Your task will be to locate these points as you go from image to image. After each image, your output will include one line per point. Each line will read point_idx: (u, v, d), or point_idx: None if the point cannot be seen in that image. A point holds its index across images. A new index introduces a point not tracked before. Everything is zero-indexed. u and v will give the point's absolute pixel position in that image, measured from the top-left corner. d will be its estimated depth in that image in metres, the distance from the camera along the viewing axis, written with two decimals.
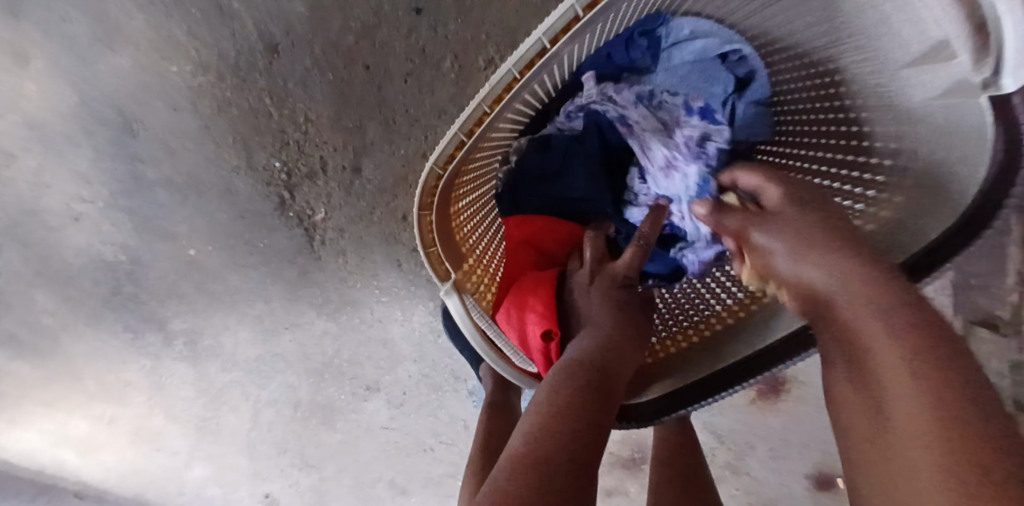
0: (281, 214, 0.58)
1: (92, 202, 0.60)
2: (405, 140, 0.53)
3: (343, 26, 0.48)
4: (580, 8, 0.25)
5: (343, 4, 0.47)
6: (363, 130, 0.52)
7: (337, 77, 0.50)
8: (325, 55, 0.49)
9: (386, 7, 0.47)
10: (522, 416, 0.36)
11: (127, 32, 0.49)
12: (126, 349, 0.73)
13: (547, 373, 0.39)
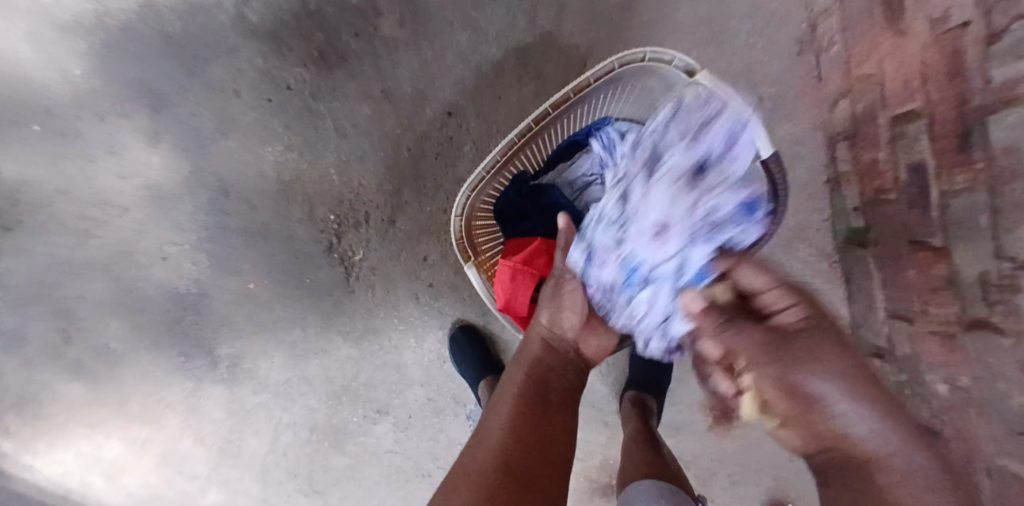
0: (327, 254, 0.77)
1: (180, 244, 0.80)
2: (431, 200, 0.74)
3: (393, 122, 0.72)
4: (587, 84, 0.57)
5: (395, 108, 0.71)
6: (400, 193, 0.74)
7: (386, 155, 0.73)
8: (380, 140, 0.72)
9: (425, 113, 0.72)
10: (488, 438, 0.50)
11: (241, 125, 0.73)
12: (174, 373, 0.88)
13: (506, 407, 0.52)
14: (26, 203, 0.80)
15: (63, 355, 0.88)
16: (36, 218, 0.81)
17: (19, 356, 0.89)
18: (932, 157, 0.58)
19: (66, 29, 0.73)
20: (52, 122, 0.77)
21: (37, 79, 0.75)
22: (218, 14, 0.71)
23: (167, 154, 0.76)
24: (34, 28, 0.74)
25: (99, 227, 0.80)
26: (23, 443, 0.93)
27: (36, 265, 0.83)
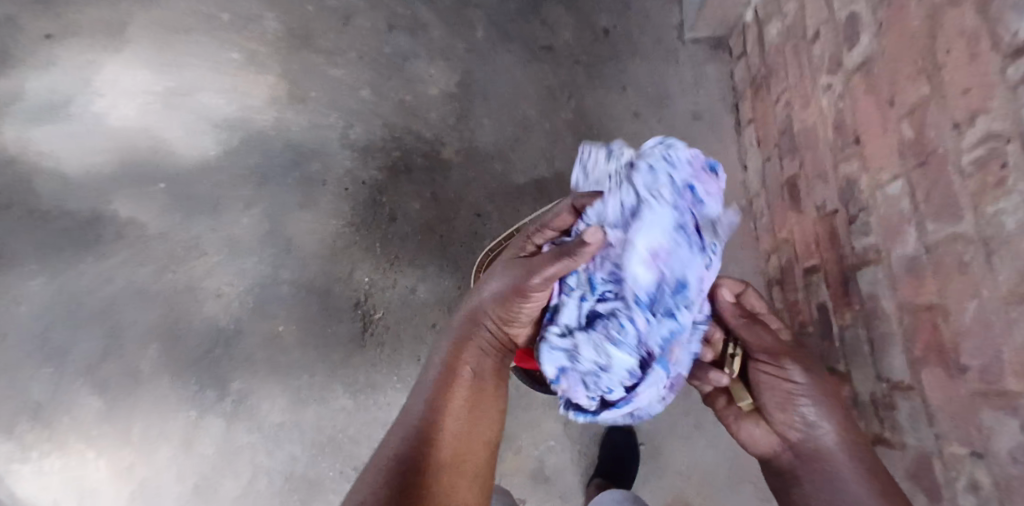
0: (353, 309, 0.96)
1: (238, 286, 0.98)
2: (450, 278, 0.96)
3: (434, 217, 0.97)
4: None
5: (439, 208, 0.97)
6: (426, 269, 0.96)
7: (423, 239, 0.96)
8: (421, 228, 0.97)
9: (461, 214, 0.97)
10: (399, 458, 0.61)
11: (321, 207, 0.98)
12: (183, 402, 0.98)
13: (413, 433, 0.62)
14: (127, 242, 0.98)
15: (93, 371, 0.99)
16: (129, 253, 0.98)
17: (56, 365, 0.99)
18: (830, 298, 0.85)
19: (217, 126, 1.00)
20: (178, 185, 0.99)
21: (182, 156, 0.99)
22: (329, 133, 0.99)
23: (255, 218, 0.98)
24: (192, 119, 1.00)
25: (176, 265, 0.98)
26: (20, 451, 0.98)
27: (110, 290, 0.98)
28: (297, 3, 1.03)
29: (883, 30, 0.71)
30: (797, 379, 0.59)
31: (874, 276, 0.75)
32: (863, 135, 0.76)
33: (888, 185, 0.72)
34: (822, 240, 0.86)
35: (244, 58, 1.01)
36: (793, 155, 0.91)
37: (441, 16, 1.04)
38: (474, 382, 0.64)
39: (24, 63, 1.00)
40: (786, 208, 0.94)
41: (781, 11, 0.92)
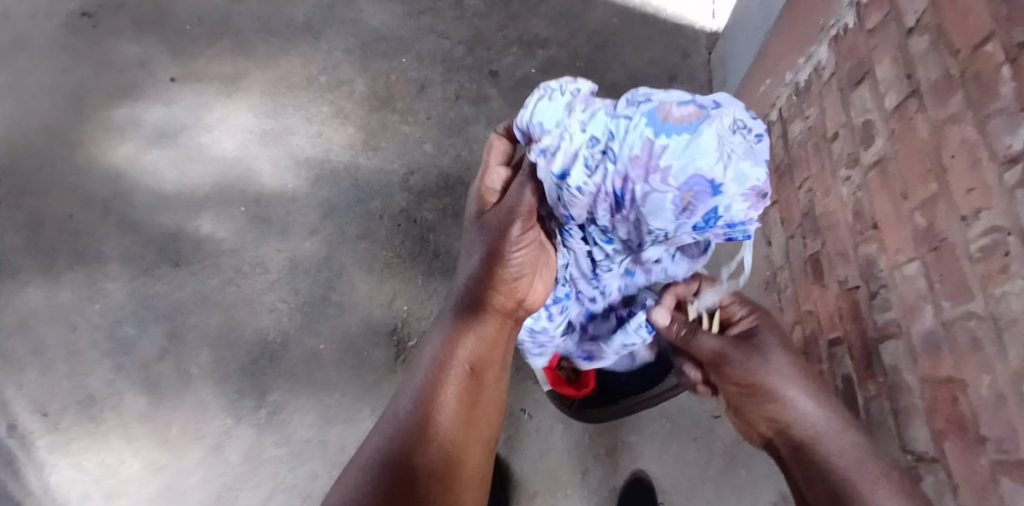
0: (390, 334, 1.06)
1: (291, 302, 1.09)
2: None
3: None
4: None
5: None
6: None
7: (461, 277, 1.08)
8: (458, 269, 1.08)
9: None
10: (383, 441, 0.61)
11: (377, 238, 1.11)
12: (222, 408, 1.05)
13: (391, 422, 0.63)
14: (205, 253, 1.11)
15: (148, 370, 1.07)
16: (204, 265, 1.11)
17: (115, 361, 1.07)
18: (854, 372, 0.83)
19: (300, 164, 1.16)
20: (257, 210, 1.13)
21: (265, 185, 1.15)
22: (392, 176, 1.15)
23: (319, 243, 1.11)
24: (281, 158, 1.17)
25: (241, 278, 1.10)
26: (63, 440, 1.03)
27: (179, 297, 1.09)
28: (382, 72, 1.22)
29: (896, 136, 0.75)
30: (757, 367, 0.66)
31: (896, 350, 0.74)
32: (880, 223, 0.77)
33: (903, 267, 0.73)
34: (844, 314, 0.85)
35: (331, 112, 1.19)
36: (815, 236, 0.93)
37: (504, 93, 1.21)
38: (462, 385, 0.66)
39: (152, 101, 1.20)
40: (809, 283, 0.94)
41: (803, 113, 0.98)
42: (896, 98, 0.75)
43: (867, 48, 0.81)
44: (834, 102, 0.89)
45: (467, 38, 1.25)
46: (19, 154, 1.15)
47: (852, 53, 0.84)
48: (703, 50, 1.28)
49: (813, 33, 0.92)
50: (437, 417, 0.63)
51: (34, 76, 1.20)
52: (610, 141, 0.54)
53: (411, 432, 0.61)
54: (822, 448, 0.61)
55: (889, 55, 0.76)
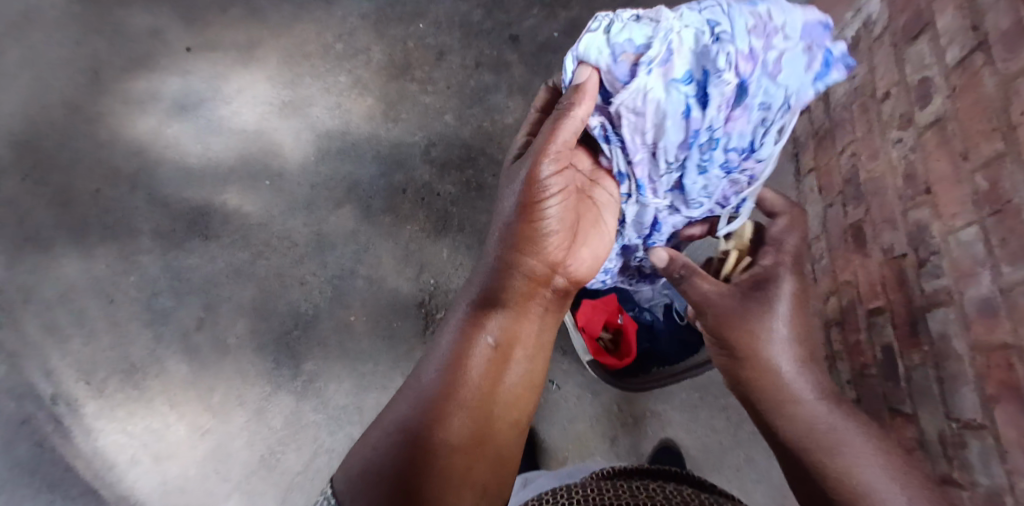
0: (418, 307, 1.10)
1: (321, 275, 1.11)
2: None
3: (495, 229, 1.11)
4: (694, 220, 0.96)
5: None
6: None
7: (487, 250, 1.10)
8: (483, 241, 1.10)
9: None
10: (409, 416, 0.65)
11: (400, 211, 1.13)
12: (260, 376, 1.09)
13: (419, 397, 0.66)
14: (233, 227, 1.13)
15: (188, 340, 1.11)
16: (234, 238, 1.13)
17: (155, 331, 1.11)
18: (897, 341, 0.89)
19: (321, 136, 1.16)
20: (282, 184, 1.14)
21: (288, 158, 1.15)
22: (413, 147, 1.15)
23: (343, 217, 1.13)
24: (302, 130, 1.17)
25: (271, 252, 1.12)
26: (110, 407, 1.09)
27: (212, 270, 1.12)
28: (399, 39, 1.20)
29: (957, 94, 0.79)
30: (760, 331, 0.72)
31: (945, 318, 0.80)
32: (935, 187, 0.82)
33: (960, 231, 0.78)
34: (888, 283, 0.90)
35: (349, 82, 1.18)
36: (859, 203, 0.98)
37: (524, 58, 1.19)
38: (483, 376, 0.68)
39: (169, 72, 1.19)
40: (849, 251, 1.00)
41: (850, 72, 1.03)
42: (958, 52, 0.80)
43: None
44: (886, 58, 0.94)
45: (486, 0, 1.21)
46: (40, 131, 1.16)
47: (910, 4, 0.90)
48: None
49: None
50: (451, 408, 0.65)
51: (47, 49, 1.18)
52: (718, 28, 0.59)
53: (422, 424, 0.63)
54: (804, 408, 0.71)
55: (953, 5, 0.81)
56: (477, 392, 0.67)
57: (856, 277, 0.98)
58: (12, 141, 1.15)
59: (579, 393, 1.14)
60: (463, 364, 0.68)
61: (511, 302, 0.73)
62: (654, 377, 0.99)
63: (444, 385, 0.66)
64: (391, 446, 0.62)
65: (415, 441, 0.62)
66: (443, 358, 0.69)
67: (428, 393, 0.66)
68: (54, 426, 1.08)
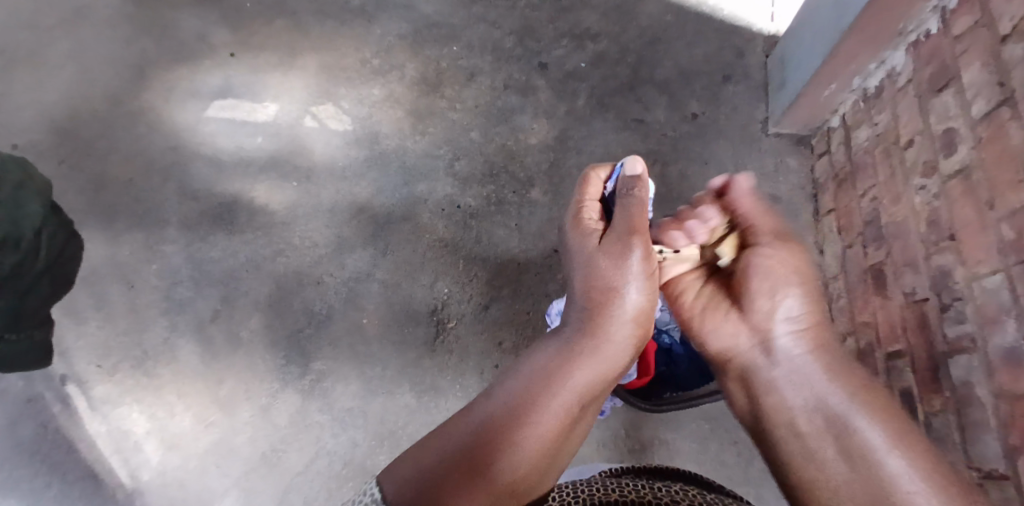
0: (431, 315, 1.12)
1: (338, 277, 1.14)
2: (524, 299, 1.12)
3: (516, 244, 1.14)
4: None
5: (528, 246, 1.14)
6: (501, 290, 1.12)
7: (505, 264, 1.13)
8: (503, 256, 1.14)
9: (538, 251, 1.14)
10: (502, 394, 0.66)
11: (421, 222, 1.16)
12: (270, 372, 1.11)
13: (513, 380, 0.68)
14: (257, 224, 1.16)
15: (202, 330, 1.13)
16: (257, 236, 1.16)
17: (170, 320, 1.13)
18: (918, 384, 0.92)
19: (349, 143, 1.20)
20: (308, 186, 1.18)
21: (317, 162, 1.19)
22: (437, 161, 1.19)
23: (365, 223, 1.16)
24: (331, 138, 1.21)
25: (292, 252, 1.15)
26: (116, 392, 1.10)
27: (232, 264, 1.15)
28: (433, 59, 1.25)
29: (983, 144, 0.82)
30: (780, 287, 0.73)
31: (968, 364, 0.82)
32: (958, 233, 0.85)
33: (983, 278, 0.80)
34: (909, 326, 0.94)
35: (381, 95, 1.23)
36: (879, 244, 1.03)
37: (551, 84, 1.24)
38: (559, 417, 0.65)
39: (209, 72, 1.24)
40: (869, 292, 1.05)
41: (872, 119, 1.08)
42: (984, 107, 0.82)
43: (952, 54, 0.89)
44: (909, 107, 0.98)
45: (518, 29, 1.27)
46: (80, 120, 1.21)
47: (934, 58, 0.93)
48: (759, 49, 1.29)
49: (890, 38, 1.00)
50: (532, 424, 0.63)
51: (97, 45, 1.25)
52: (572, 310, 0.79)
53: (504, 425, 0.62)
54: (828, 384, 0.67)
55: (980, 60, 0.83)
56: (552, 430, 0.64)
57: (874, 318, 1.04)
58: (50, 128, 1.20)
59: None
60: (557, 373, 0.68)
61: (606, 326, 0.72)
62: (668, 403, 1.05)
63: (525, 398, 0.65)
64: (463, 440, 0.61)
65: (494, 444, 0.60)
66: (524, 376, 0.68)
67: (504, 408, 0.64)
68: (60, 407, 1.09)
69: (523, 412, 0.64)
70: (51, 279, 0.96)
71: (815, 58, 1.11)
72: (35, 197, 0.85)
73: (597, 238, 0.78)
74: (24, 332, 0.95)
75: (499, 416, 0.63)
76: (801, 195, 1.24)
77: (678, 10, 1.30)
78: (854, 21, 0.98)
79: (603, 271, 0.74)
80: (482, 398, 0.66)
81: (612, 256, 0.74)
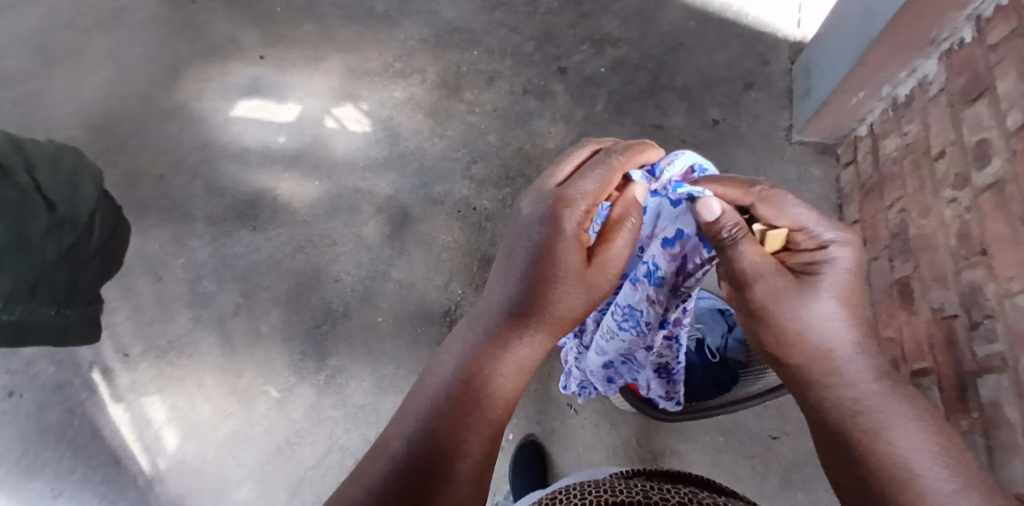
0: (444, 315, 1.13)
1: (355, 275, 1.17)
2: None
3: None
4: None
5: None
6: None
7: None
8: None
9: None
10: (416, 420, 0.58)
11: (437, 223, 1.18)
12: (286, 366, 1.14)
13: (426, 401, 0.59)
14: (279, 221, 1.20)
15: (223, 324, 1.16)
16: (279, 232, 1.19)
17: (194, 312, 1.17)
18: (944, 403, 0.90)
19: (369, 144, 1.23)
20: (329, 186, 1.21)
21: (338, 161, 1.22)
22: (454, 163, 1.20)
23: (382, 222, 1.19)
24: (352, 140, 1.23)
25: (311, 249, 1.18)
26: (141, 380, 1.14)
27: (255, 259, 1.18)
28: (453, 63, 1.27)
29: (1018, 156, 0.79)
30: (816, 314, 0.59)
31: (997, 384, 0.79)
32: (990, 248, 0.82)
33: (1016, 295, 0.77)
34: (936, 342, 0.92)
35: (402, 97, 1.25)
36: (905, 258, 1.01)
37: (570, 89, 1.24)
38: (485, 436, 0.58)
39: (238, 73, 1.28)
40: (894, 307, 1.02)
41: (900, 128, 1.06)
42: (1019, 118, 0.80)
43: (986, 63, 0.87)
44: (940, 117, 0.96)
45: (538, 34, 1.28)
46: (117, 117, 1.26)
47: (968, 67, 0.91)
48: (784, 55, 1.27)
49: (921, 47, 0.98)
50: (456, 455, 0.56)
51: (134, 47, 1.30)
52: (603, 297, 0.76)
53: (426, 464, 0.55)
54: (876, 415, 0.58)
55: (1016, 71, 0.81)
56: (490, 446, 0.59)
57: (899, 332, 1.01)
58: (88, 125, 1.25)
59: (597, 421, 1.16)
60: (477, 386, 0.59)
61: (532, 330, 0.61)
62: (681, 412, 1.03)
63: (444, 426, 0.57)
64: (379, 486, 0.54)
65: (417, 487, 0.54)
66: (439, 392, 0.59)
67: (420, 441, 0.57)
68: (87, 394, 1.14)
69: (444, 443, 0.56)
70: (104, 259, 1.01)
71: (842, 66, 1.09)
72: (89, 182, 0.90)
73: (566, 237, 0.59)
74: (77, 308, 0.96)
75: (416, 453, 0.56)
76: (825, 205, 1.21)
77: (702, 15, 1.29)
78: (883, 29, 0.96)
79: (544, 276, 0.59)
80: (399, 422, 0.60)
81: (572, 263, 0.59)
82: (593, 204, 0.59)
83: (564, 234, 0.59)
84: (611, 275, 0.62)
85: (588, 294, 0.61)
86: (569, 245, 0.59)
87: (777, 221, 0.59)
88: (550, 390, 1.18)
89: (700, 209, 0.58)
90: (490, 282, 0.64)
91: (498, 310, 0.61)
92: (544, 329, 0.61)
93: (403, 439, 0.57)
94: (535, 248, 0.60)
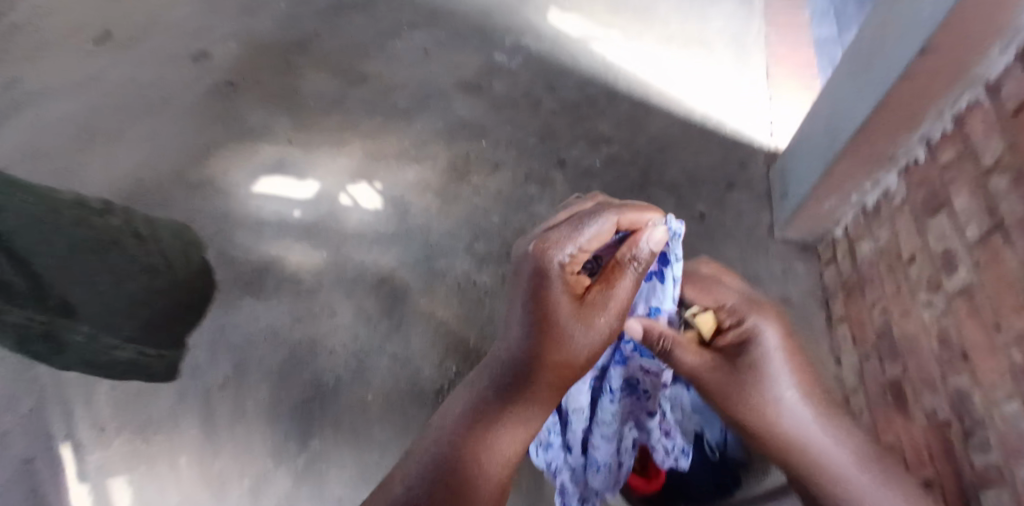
0: (435, 397, 1.13)
1: (351, 347, 1.17)
2: None
3: None
4: None
5: None
6: None
7: None
8: None
9: None
10: (428, 458, 0.67)
11: (437, 295, 1.22)
12: (265, 452, 1.09)
13: (437, 445, 0.68)
14: (284, 290, 1.23)
15: (207, 401, 1.14)
16: (281, 302, 1.22)
17: (180, 388, 1.15)
18: None
19: (379, 218, 1.31)
20: (336, 259, 1.26)
21: (348, 234, 1.29)
22: (457, 240, 1.27)
23: (383, 294, 1.22)
24: (364, 215, 1.31)
25: (310, 319, 1.20)
26: (111, 458, 1.09)
27: (252, 330, 1.19)
28: (463, 151, 1.40)
29: (981, 265, 0.84)
30: (764, 389, 0.72)
31: (999, 498, 0.76)
32: (971, 355, 0.83)
33: (1001, 404, 0.76)
34: (933, 451, 0.90)
35: (414, 178, 1.36)
36: (892, 358, 1.04)
37: (568, 178, 1.36)
38: (486, 484, 0.66)
39: (267, 148, 1.40)
40: (884, 403, 1.04)
41: (873, 234, 1.15)
42: (977, 230, 0.86)
43: (940, 180, 0.96)
44: (906, 226, 1.04)
45: (540, 130, 1.42)
46: (143, 188, 1.34)
47: (923, 181, 1.01)
48: (761, 162, 1.41)
49: (881, 162, 1.10)
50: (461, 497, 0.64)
51: (171, 129, 1.42)
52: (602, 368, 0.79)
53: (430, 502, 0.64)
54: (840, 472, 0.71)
55: (968, 187, 0.88)
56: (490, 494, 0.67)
57: (897, 438, 1.00)
58: (115, 192, 1.33)
59: None
60: (483, 438, 0.67)
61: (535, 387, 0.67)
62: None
63: (449, 470, 0.66)
64: None
65: None
66: (450, 439, 0.68)
67: (429, 478, 0.66)
68: (50, 470, 1.07)
69: (448, 485, 0.65)
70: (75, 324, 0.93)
71: (814, 171, 1.21)
72: None
73: (556, 287, 0.65)
74: None
75: (423, 491, 0.65)
76: (812, 300, 1.28)
77: (686, 124, 1.45)
78: (846, 141, 1.08)
79: (541, 328, 0.66)
80: (410, 461, 0.69)
81: (566, 314, 0.65)
82: (581, 250, 0.65)
83: (553, 286, 0.65)
84: (609, 320, 0.66)
85: (588, 344, 0.66)
86: (559, 296, 0.65)
87: (704, 301, 0.76)
88: (544, 487, 1.10)
89: (627, 330, 0.71)
90: (503, 330, 0.71)
91: (506, 364, 0.68)
92: (548, 383, 0.67)
93: (415, 473, 0.67)
94: (530, 299, 0.66)
